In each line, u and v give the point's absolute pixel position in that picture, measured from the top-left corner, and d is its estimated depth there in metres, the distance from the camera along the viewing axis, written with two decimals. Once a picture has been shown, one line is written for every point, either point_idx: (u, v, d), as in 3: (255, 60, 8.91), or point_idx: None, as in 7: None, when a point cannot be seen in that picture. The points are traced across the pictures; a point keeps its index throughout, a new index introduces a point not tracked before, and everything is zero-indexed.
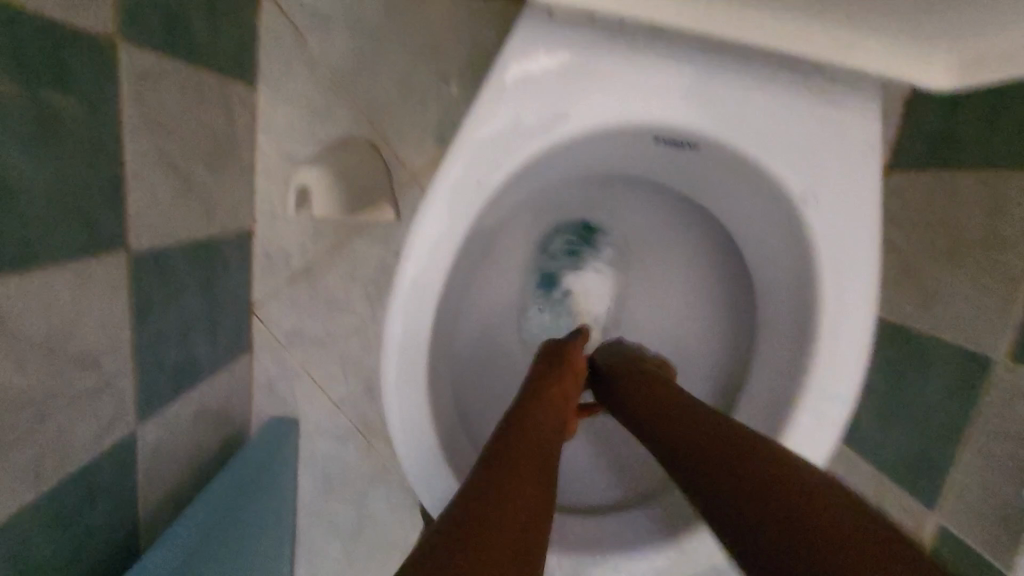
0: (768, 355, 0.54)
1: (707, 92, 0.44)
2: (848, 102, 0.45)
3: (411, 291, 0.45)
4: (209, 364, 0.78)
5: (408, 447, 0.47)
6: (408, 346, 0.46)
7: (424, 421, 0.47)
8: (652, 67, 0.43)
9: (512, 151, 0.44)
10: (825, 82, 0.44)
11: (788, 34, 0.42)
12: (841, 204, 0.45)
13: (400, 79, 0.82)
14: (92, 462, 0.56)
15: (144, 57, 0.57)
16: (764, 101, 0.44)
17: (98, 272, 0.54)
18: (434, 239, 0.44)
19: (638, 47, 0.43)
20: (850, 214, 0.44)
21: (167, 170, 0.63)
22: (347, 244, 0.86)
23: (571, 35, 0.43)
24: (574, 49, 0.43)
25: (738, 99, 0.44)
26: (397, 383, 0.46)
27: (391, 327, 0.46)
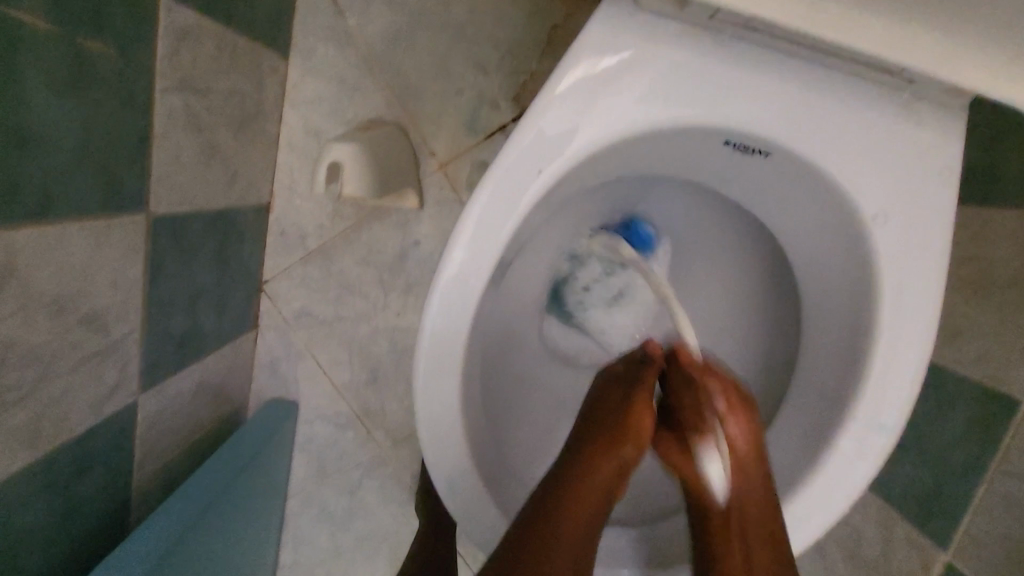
0: (807, 379, 0.50)
1: (782, 98, 0.41)
2: (929, 120, 0.41)
3: (452, 286, 0.43)
4: (215, 337, 0.75)
5: (435, 448, 0.46)
6: (444, 343, 0.44)
7: (453, 414, 0.45)
8: (727, 66, 0.40)
9: (570, 140, 0.41)
10: (920, 97, 0.40)
11: (889, 39, 0.36)
12: (909, 229, 0.41)
13: (436, 62, 0.80)
14: (93, 429, 0.53)
15: (182, 13, 0.55)
16: (842, 112, 0.41)
17: (117, 230, 0.52)
18: (479, 231, 0.42)
19: (718, 42, 0.40)
20: (917, 241, 0.41)
21: (194, 133, 0.61)
22: (366, 227, 0.84)
23: (650, 26, 0.40)
24: (652, 43, 0.40)
25: (816, 108, 0.41)
26: (428, 381, 0.44)
27: (427, 323, 0.43)
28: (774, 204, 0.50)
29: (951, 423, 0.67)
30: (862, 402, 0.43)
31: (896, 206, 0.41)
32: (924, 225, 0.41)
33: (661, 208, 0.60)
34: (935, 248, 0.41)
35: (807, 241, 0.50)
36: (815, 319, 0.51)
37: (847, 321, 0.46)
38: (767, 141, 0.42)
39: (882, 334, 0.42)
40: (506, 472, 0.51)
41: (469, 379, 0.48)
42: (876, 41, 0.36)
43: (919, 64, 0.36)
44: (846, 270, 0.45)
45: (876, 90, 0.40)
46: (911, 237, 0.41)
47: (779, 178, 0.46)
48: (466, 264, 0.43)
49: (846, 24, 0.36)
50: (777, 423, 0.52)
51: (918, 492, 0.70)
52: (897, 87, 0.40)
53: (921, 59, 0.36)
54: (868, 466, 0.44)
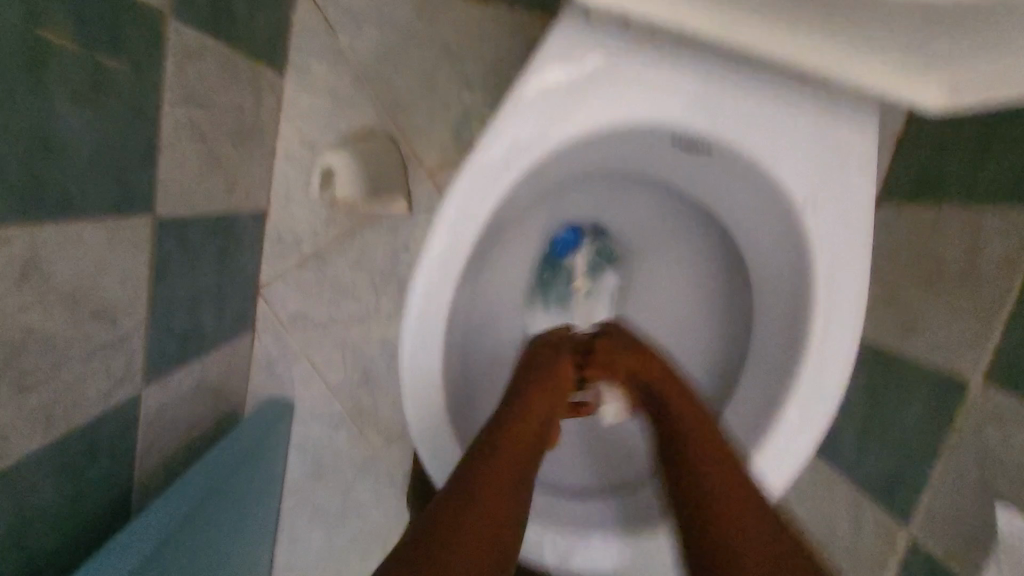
0: (759, 356, 0.55)
1: (723, 101, 0.46)
2: (850, 118, 0.46)
3: (431, 273, 0.47)
4: (214, 337, 0.79)
5: (419, 424, 0.49)
6: (424, 325, 0.48)
7: (435, 392, 0.49)
8: (672, 73, 0.46)
9: (534, 139, 0.46)
10: (840, 97, 0.45)
11: (808, 49, 0.41)
12: (838, 215, 0.46)
13: (424, 78, 0.85)
14: (99, 417, 0.57)
15: (188, 34, 0.60)
16: (776, 113, 0.46)
17: (126, 230, 0.56)
18: (456, 222, 0.46)
19: (664, 53, 0.45)
20: (845, 225, 0.46)
21: (197, 142, 0.66)
22: (359, 233, 0.89)
23: (604, 39, 0.45)
24: (606, 54, 0.45)
25: (752, 109, 0.46)
26: (411, 361, 0.48)
27: (410, 306, 0.48)
28: (726, 199, 0.55)
29: (909, 407, 0.72)
30: (804, 373, 0.48)
31: (826, 194, 0.46)
32: (851, 212, 0.46)
33: (626, 206, 0.65)
34: (861, 232, 0.46)
35: (756, 232, 0.54)
36: (764, 302, 0.55)
37: (790, 302, 0.51)
38: (711, 139, 0.47)
39: (819, 310, 0.47)
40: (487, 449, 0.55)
41: (449, 362, 0.52)
42: (796, 52, 0.41)
43: (835, 71, 0.42)
44: (787, 256, 0.50)
45: (804, 93, 0.45)
46: (840, 221, 0.46)
47: (727, 173, 0.51)
48: (444, 252, 0.47)
49: (771, 35, 0.41)
50: (734, 402, 0.56)
51: (882, 475, 0.75)
52: (820, 90, 0.45)
53: (836, 66, 0.42)
54: (812, 432, 0.48)
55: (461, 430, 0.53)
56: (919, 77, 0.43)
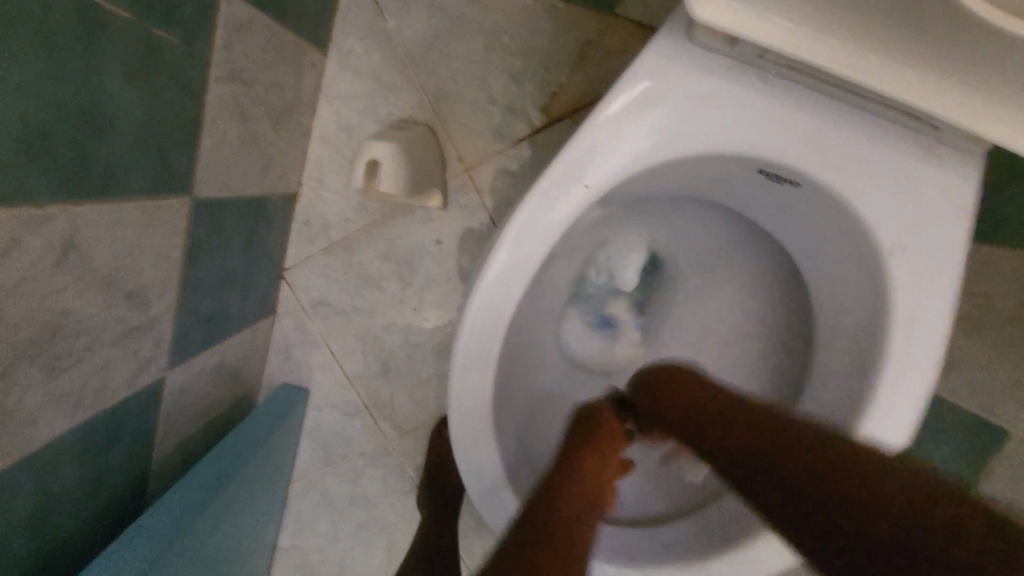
0: (814, 401, 0.53)
1: (821, 134, 0.44)
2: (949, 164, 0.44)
3: (494, 287, 0.45)
4: (238, 320, 0.77)
5: (466, 438, 0.48)
6: (481, 340, 0.46)
7: (485, 409, 0.48)
8: (766, 102, 0.43)
9: (613, 160, 0.44)
10: (943, 140, 0.43)
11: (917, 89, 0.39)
12: (926, 263, 0.44)
13: (470, 69, 0.82)
14: (125, 401, 0.55)
15: (239, 7, 0.57)
16: (872, 150, 0.44)
17: (164, 212, 0.54)
18: (525, 237, 0.44)
19: (762, 79, 0.43)
20: (931, 275, 0.44)
21: (239, 121, 0.63)
22: (389, 223, 0.86)
23: (700, 58, 0.43)
24: (702, 72, 0.43)
25: (848, 144, 0.44)
26: (464, 375, 0.46)
27: (467, 321, 0.46)
28: (798, 230, 0.53)
29: None
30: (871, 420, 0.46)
31: (915, 240, 0.44)
32: (946, 261, 0.44)
33: (679, 225, 0.63)
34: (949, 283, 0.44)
35: (826, 269, 0.53)
36: (825, 344, 0.54)
37: (858, 345, 0.49)
38: (800, 172, 0.45)
39: (896, 359, 0.45)
40: (525, 468, 0.53)
41: (498, 378, 0.50)
42: (903, 91, 0.39)
43: (947, 112, 0.39)
44: (861, 298, 0.48)
45: (906, 132, 0.43)
46: (926, 270, 0.44)
47: (808, 206, 0.49)
48: (510, 267, 0.45)
49: (884, 68, 0.39)
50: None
51: None
52: (924, 130, 0.43)
53: (947, 109, 0.39)
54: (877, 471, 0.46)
55: (505, 452, 0.51)
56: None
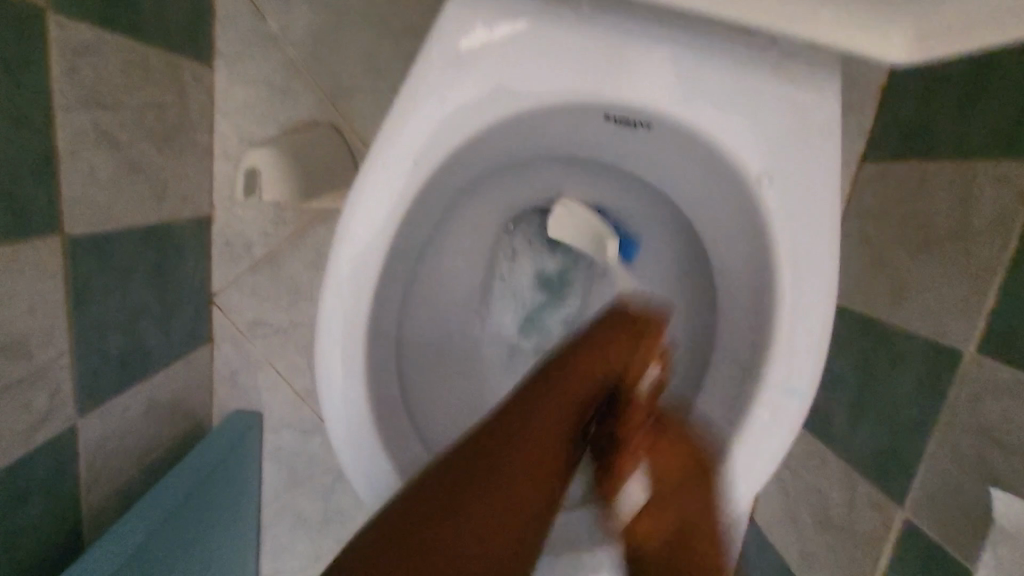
0: (726, 349, 0.52)
1: (657, 68, 0.43)
2: (804, 75, 0.43)
3: (350, 272, 0.45)
4: (163, 354, 0.75)
5: (347, 440, 0.47)
6: (351, 321, 0.46)
7: (360, 404, 0.47)
8: (593, 42, 0.43)
9: (452, 126, 0.44)
10: (791, 52, 0.43)
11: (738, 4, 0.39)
12: (795, 185, 0.43)
13: (365, 58, 0.78)
14: (25, 456, 0.53)
15: (76, 28, 0.54)
16: (713, 78, 0.43)
17: (26, 255, 0.51)
18: (375, 208, 0.44)
19: (581, 19, 0.42)
20: (803, 196, 0.43)
21: (110, 149, 0.60)
22: (311, 231, 0.83)
23: (510, 7, 0.43)
24: (515, 19, 0.43)
25: (689, 77, 0.43)
26: (341, 360, 0.46)
27: (325, 313, 0.46)
28: (675, 178, 0.52)
29: (901, 383, 0.67)
30: (775, 357, 0.44)
31: (779, 164, 0.43)
32: (813, 174, 0.43)
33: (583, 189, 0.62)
34: (826, 199, 0.43)
35: (709, 212, 0.52)
36: (726, 288, 0.53)
37: (750, 278, 0.48)
38: (642, 111, 0.44)
39: (785, 286, 0.44)
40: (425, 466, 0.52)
41: (379, 362, 0.50)
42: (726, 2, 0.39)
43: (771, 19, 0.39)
44: (743, 233, 0.47)
45: (750, 49, 0.42)
46: (797, 191, 0.43)
47: (670, 147, 0.48)
48: (364, 242, 0.45)
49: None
50: (691, 420, 0.53)
51: (873, 453, 0.70)
52: (771, 43, 0.42)
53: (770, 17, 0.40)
54: (787, 424, 0.45)
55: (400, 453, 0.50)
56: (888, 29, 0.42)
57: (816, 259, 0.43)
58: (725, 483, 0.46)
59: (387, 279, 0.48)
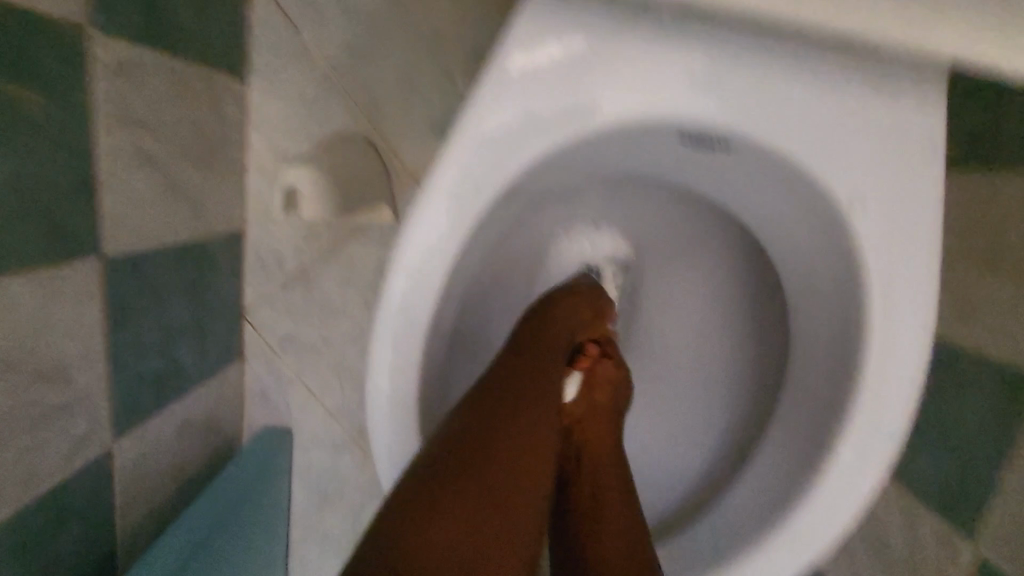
0: (802, 379, 0.51)
1: (734, 88, 0.42)
2: (900, 97, 0.42)
3: (407, 298, 0.44)
4: (196, 373, 0.74)
5: (395, 474, 0.47)
6: (399, 345, 0.44)
7: (411, 441, 0.47)
8: (669, 62, 0.42)
9: (520, 146, 0.43)
10: (885, 73, 0.41)
11: (835, 16, 0.38)
12: (885, 207, 0.42)
13: (400, 72, 0.77)
14: (64, 483, 0.52)
15: (117, 47, 0.53)
16: (797, 98, 0.42)
17: (67, 277, 0.50)
18: (428, 230, 0.43)
19: (656, 39, 0.42)
20: (894, 218, 0.42)
21: (147, 167, 0.59)
22: (344, 247, 0.82)
23: (577, 27, 0.42)
24: (581, 40, 0.42)
25: (770, 98, 0.42)
26: (389, 387, 0.45)
27: (381, 341, 0.45)
28: (752, 199, 0.51)
29: (969, 409, 0.63)
30: (866, 386, 0.43)
31: (865, 189, 0.42)
32: (904, 197, 0.42)
33: (636, 210, 0.62)
34: (922, 220, 0.42)
35: (787, 235, 0.50)
36: (802, 314, 0.52)
37: (835, 309, 0.46)
38: (718, 137, 0.44)
39: (869, 309, 0.43)
40: None
41: (430, 393, 0.49)
42: (825, 23, 0.38)
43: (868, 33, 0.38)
44: (824, 257, 0.46)
45: (837, 69, 0.41)
46: (887, 214, 0.42)
47: (740, 169, 0.47)
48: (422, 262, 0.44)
49: (774, 5, 0.37)
50: (764, 452, 0.52)
51: (939, 484, 0.66)
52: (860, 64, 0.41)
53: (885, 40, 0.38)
54: (877, 463, 0.43)
55: None
56: (1020, 38, 0.37)
57: (907, 286, 0.42)
58: (804, 522, 0.44)
59: (444, 303, 0.47)
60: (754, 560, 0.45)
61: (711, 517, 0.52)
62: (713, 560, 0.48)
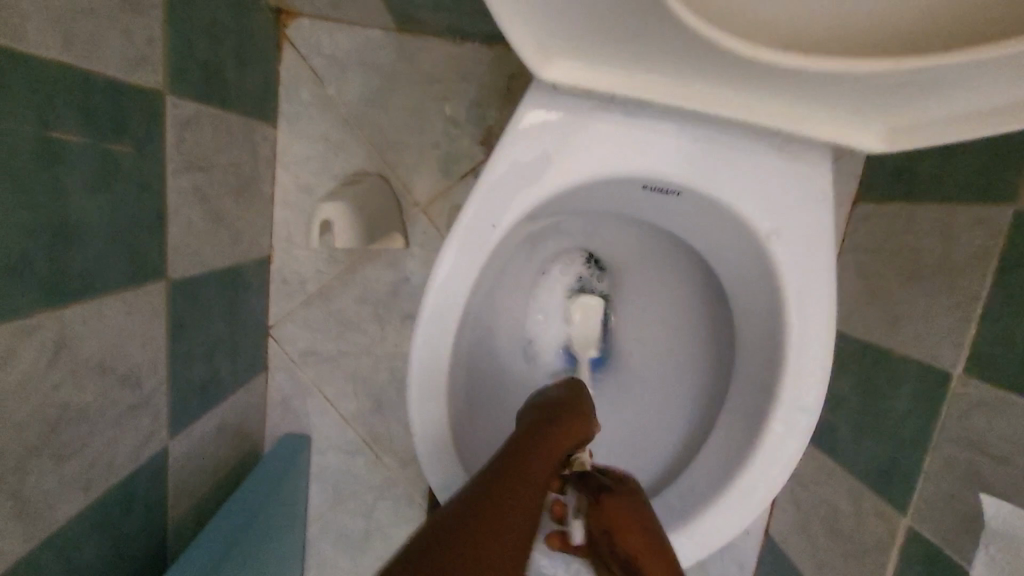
0: (743, 373, 0.62)
1: (685, 147, 0.54)
2: (807, 156, 0.55)
3: (433, 315, 0.54)
4: (230, 382, 0.83)
5: (431, 460, 0.56)
6: (429, 354, 0.54)
7: (442, 432, 0.56)
8: (634, 128, 0.54)
9: (521, 194, 0.54)
10: (792, 140, 0.54)
11: (753, 112, 0.50)
12: (800, 238, 0.55)
13: (411, 118, 0.89)
14: (133, 473, 0.61)
15: (185, 106, 0.64)
16: (733, 155, 0.54)
17: (143, 297, 0.60)
18: (448, 261, 0.54)
19: (625, 111, 0.54)
20: (807, 246, 0.54)
21: (201, 203, 0.69)
22: (360, 269, 0.92)
23: (564, 102, 0.53)
24: (567, 110, 0.53)
25: (712, 155, 0.54)
26: (421, 387, 0.55)
27: (415, 351, 0.54)
28: (704, 232, 0.62)
29: (899, 401, 0.74)
30: (791, 375, 0.55)
31: (786, 224, 0.55)
32: (813, 230, 0.55)
33: (611, 236, 0.73)
34: (825, 248, 0.55)
35: (731, 258, 0.62)
36: (742, 322, 0.63)
37: (766, 318, 0.58)
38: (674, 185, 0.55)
39: (792, 316, 0.55)
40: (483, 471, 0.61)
41: (454, 392, 0.58)
42: (747, 111, 0.50)
43: (779, 121, 0.51)
44: (759, 277, 0.58)
45: (760, 135, 0.54)
46: (801, 243, 0.55)
47: (694, 207, 0.59)
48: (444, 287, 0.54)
49: (715, 94, 0.49)
50: (713, 434, 0.63)
51: (877, 467, 0.77)
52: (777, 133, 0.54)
53: (789, 121, 0.51)
54: (798, 436, 0.55)
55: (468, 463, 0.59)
56: (868, 127, 0.52)
57: (817, 298, 0.54)
58: (746, 482, 0.56)
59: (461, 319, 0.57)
60: (708, 515, 0.57)
61: (677, 482, 0.62)
62: (676, 514, 0.59)
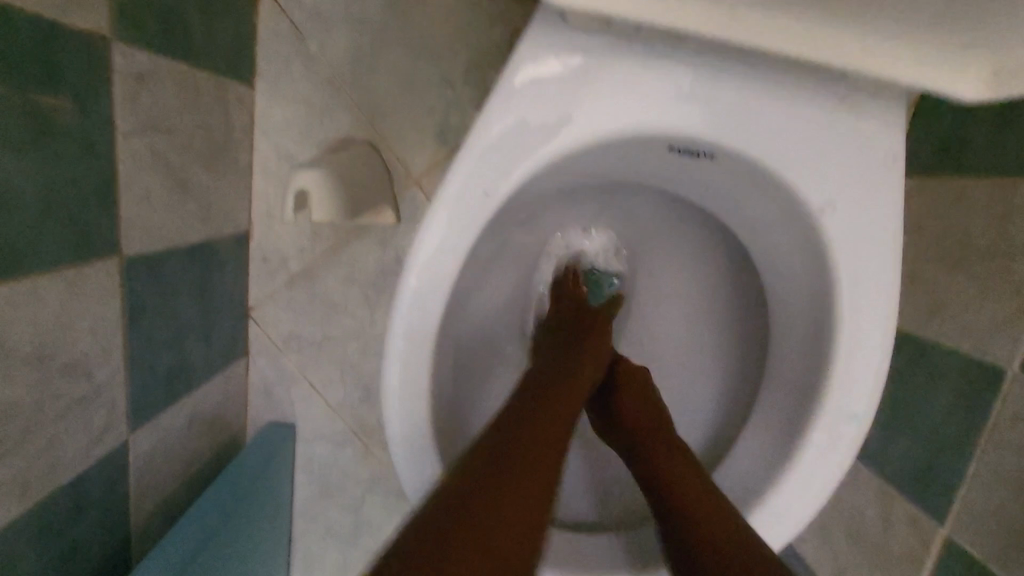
0: (780, 371, 0.55)
1: (722, 101, 0.46)
2: (871, 112, 0.46)
3: (419, 295, 0.47)
4: (203, 368, 0.76)
5: (408, 460, 0.49)
6: (412, 339, 0.47)
7: (423, 429, 0.49)
8: (662, 77, 0.46)
9: (529, 153, 0.46)
10: (858, 90, 0.45)
11: (812, 44, 0.42)
12: (857, 212, 0.46)
13: (403, 79, 0.80)
14: (84, 472, 0.55)
15: (137, 56, 0.56)
16: (779, 111, 0.46)
17: (89, 276, 0.52)
18: (440, 231, 0.46)
19: (653, 55, 0.45)
20: (865, 222, 0.46)
21: (162, 169, 0.62)
22: (347, 247, 0.85)
23: (580, 42, 0.45)
24: (584, 54, 0.45)
25: (754, 111, 0.46)
26: (402, 378, 0.47)
27: (394, 334, 0.47)
28: (738, 204, 0.54)
29: (939, 399, 0.67)
30: (839, 372, 0.47)
31: (840, 195, 0.46)
32: (873, 203, 0.46)
33: (627, 211, 0.65)
34: (890, 225, 0.46)
35: (768, 236, 0.54)
36: (783, 310, 0.56)
37: (813, 305, 0.50)
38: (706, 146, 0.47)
39: (844, 304, 0.47)
40: None
41: (439, 385, 0.51)
42: (801, 48, 0.42)
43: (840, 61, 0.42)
44: (804, 257, 0.50)
45: (813, 87, 0.46)
46: (858, 218, 0.46)
47: (727, 174, 0.51)
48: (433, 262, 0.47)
49: (761, 28, 0.41)
50: (747, 436, 0.56)
51: (911, 471, 0.70)
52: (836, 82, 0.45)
53: (853, 61, 0.42)
54: (849, 440, 0.47)
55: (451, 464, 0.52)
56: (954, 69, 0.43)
57: (875, 285, 0.46)
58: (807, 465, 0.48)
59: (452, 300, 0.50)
60: (781, 490, 0.49)
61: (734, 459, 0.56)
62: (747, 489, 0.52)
